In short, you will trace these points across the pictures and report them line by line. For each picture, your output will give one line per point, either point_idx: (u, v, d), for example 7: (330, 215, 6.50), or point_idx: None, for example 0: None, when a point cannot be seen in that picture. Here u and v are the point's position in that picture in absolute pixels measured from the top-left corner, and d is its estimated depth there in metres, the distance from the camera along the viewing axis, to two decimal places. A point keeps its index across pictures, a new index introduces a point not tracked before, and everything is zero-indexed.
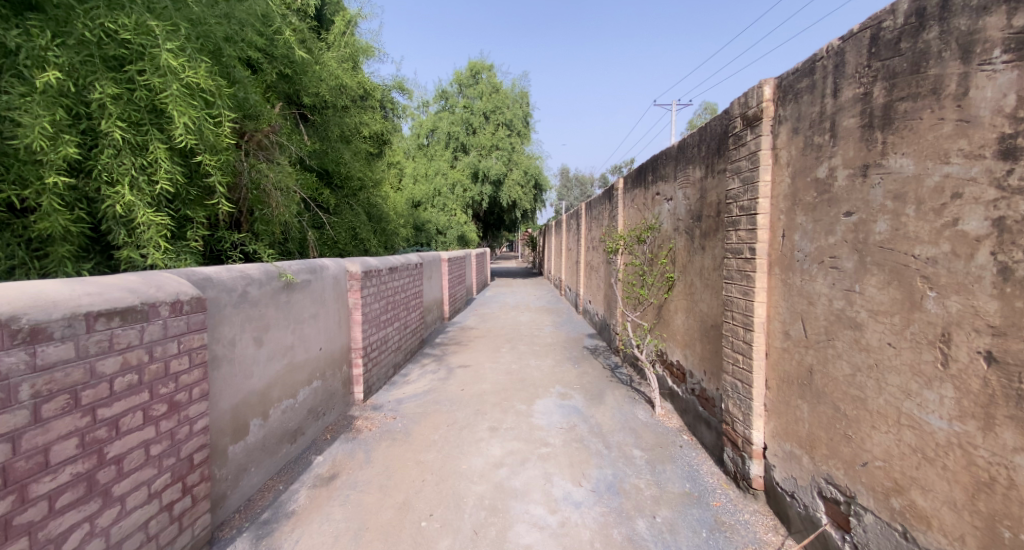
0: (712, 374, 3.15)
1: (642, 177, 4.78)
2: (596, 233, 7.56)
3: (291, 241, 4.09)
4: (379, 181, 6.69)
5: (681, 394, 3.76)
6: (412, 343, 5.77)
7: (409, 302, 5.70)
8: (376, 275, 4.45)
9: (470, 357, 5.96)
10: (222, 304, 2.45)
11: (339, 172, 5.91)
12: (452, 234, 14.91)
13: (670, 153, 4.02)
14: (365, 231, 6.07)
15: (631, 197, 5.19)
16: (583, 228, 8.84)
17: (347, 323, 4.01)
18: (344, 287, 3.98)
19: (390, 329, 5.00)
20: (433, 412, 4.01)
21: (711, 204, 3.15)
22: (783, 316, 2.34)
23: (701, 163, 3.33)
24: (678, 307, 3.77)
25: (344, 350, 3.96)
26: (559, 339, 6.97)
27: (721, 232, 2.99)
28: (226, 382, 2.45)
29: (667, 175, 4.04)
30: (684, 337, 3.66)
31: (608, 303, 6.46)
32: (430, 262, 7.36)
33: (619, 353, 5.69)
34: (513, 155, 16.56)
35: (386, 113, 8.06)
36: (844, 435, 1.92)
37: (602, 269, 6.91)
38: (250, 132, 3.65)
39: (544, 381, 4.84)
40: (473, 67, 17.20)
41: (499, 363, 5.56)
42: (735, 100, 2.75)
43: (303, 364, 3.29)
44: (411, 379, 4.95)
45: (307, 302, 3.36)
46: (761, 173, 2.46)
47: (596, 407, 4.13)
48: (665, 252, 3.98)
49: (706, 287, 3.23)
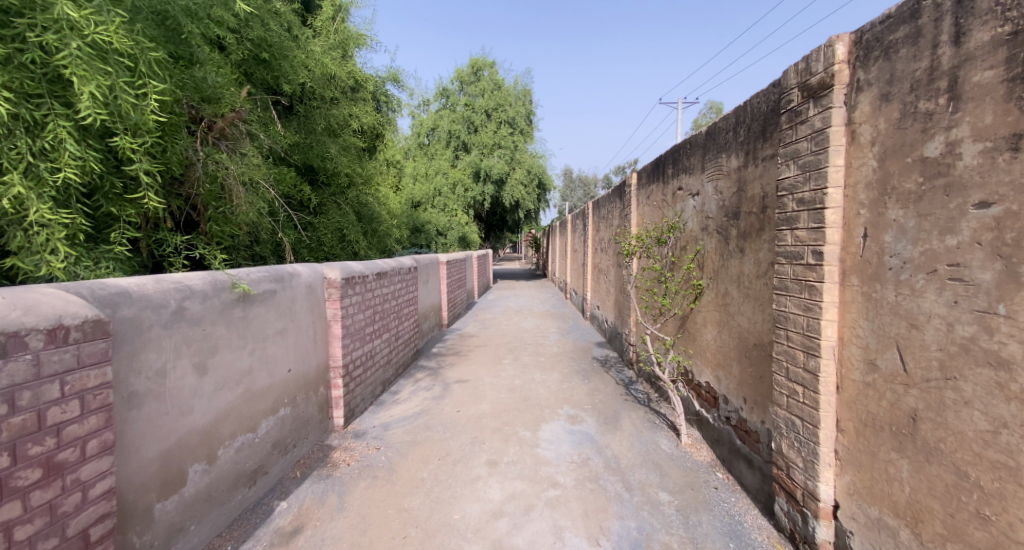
0: (757, 404, 2.60)
1: (661, 170, 4.24)
2: (605, 233, 7.02)
3: (261, 244, 3.59)
4: (370, 179, 6.18)
5: (712, 422, 3.21)
6: (404, 356, 5.24)
7: (401, 310, 5.17)
8: (359, 282, 3.93)
9: (468, 370, 5.43)
10: (144, 327, 1.91)
11: (325, 168, 5.38)
12: (452, 236, 14.39)
13: (695, 141, 3.48)
14: (353, 233, 5.57)
15: (647, 194, 4.65)
16: (591, 229, 8.30)
17: (324, 337, 3.49)
18: (320, 297, 3.46)
19: (379, 342, 4.47)
20: (423, 440, 3.48)
21: (754, 198, 2.62)
22: (866, 342, 1.80)
23: (739, 150, 2.80)
24: (708, 320, 3.23)
25: (320, 369, 3.43)
26: (565, 349, 6.42)
27: (769, 232, 2.45)
28: (151, 423, 1.93)
29: (693, 166, 3.50)
30: (716, 356, 3.12)
31: (619, 310, 5.90)
32: (427, 266, 6.84)
33: (632, 366, 5.14)
34: (516, 154, 16.02)
35: (380, 107, 7.55)
36: (978, 513, 1.39)
37: (613, 273, 6.36)
38: (210, 119, 3.15)
39: (551, 400, 4.31)
40: (473, 64, 16.72)
41: (500, 378, 5.03)
42: (790, 68, 2.22)
43: (265, 390, 2.76)
44: (402, 398, 4.41)
45: (271, 316, 2.83)
46: (832, 156, 1.93)
47: (611, 434, 3.58)
48: (691, 255, 3.44)
49: (746, 298, 2.68)
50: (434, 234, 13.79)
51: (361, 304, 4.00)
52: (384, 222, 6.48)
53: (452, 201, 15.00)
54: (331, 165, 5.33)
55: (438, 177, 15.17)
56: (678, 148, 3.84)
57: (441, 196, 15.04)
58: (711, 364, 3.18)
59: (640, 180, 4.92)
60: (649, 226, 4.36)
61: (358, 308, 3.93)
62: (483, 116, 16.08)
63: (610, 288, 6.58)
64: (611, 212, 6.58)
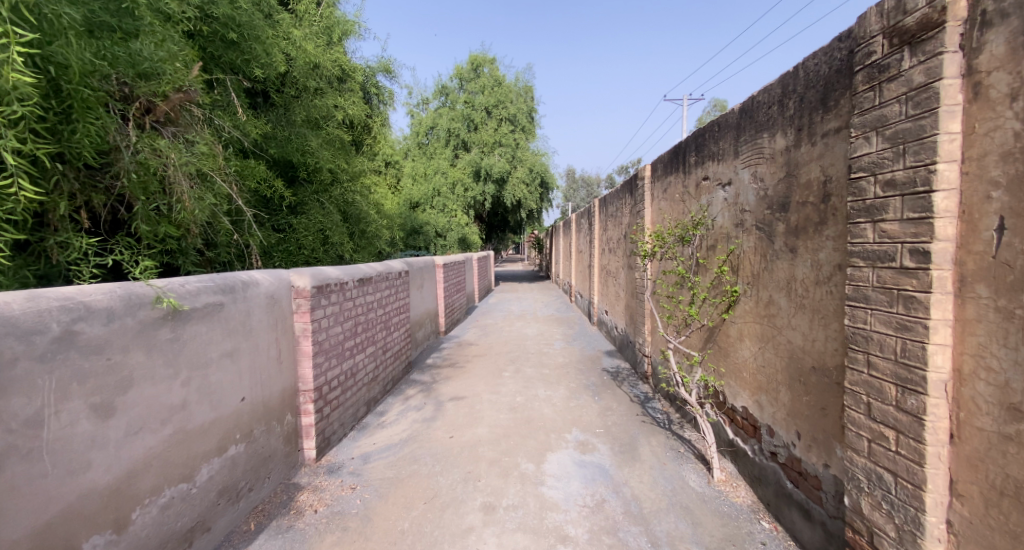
0: (817, 442, 2.07)
1: (681, 159, 3.71)
2: (614, 233, 6.48)
3: (218, 247, 3.08)
4: (357, 175, 5.67)
5: (752, 456, 2.68)
6: (394, 371, 4.72)
7: (390, 319, 4.66)
8: (337, 290, 3.41)
9: (466, 384, 4.91)
10: (3, 361, 1.41)
11: (306, 165, 4.88)
12: (453, 238, 13.82)
13: (725, 121, 2.96)
14: (337, 234, 5.08)
15: (664, 188, 4.12)
16: (597, 228, 7.77)
17: (290, 356, 2.97)
18: (286, 309, 2.94)
19: (363, 357, 3.96)
20: (408, 476, 2.96)
21: (809, 184, 2.09)
22: (1006, 379, 1.32)
23: (787, 126, 2.28)
24: (746, 333, 2.70)
25: (286, 393, 2.91)
26: (572, 358, 5.89)
27: (835, 227, 1.93)
28: (12, 493, 1.42)
29: (723, 152, 2.98)
30: (757, 377, 2.60)
31: (631, 317, 5.36)
32: (422, 269, 6.33)
33: (648, 380, 4.60)
34: (518, 152, 15.50)
35: (373, 100, 7.04)
36: None
37: (623, 275, 5.82)
38: (147, 99, 2.65)
39: (557, 422, 3.78)
40: (473, 61, 16.22)
41: (500, 395, 4.50)
42: (870, 10, 1.70)
43: (209, 426, 2.25)
44: (388, 420, 3.89)
45: (215, 335, 2.32)
46: (944, 120, 1.44)
47: (629, 467, 3.05)
48: (722, 256, 2.91)
49: (800, 309, 2.16)
50: (433, 236, 13.29)
51: (340, 314, 3.47)
52: (374, 221, 5.99)
53: (452, 202, 14.53)
54: (312, 160, 4.84)
55: (437, 177, 14.68)
56: (702, 133, 3.32)
57: (441, 197, 14.56)
58: (751, 387, 2.66)
59: (656, 172, 4.39)
60: (668, 223, 3.83)
61: (336, 320, 3.41)
62: (484, 114, 15.57)
63: (620, 291, 6.05)
64: (620, 209, 6.06)
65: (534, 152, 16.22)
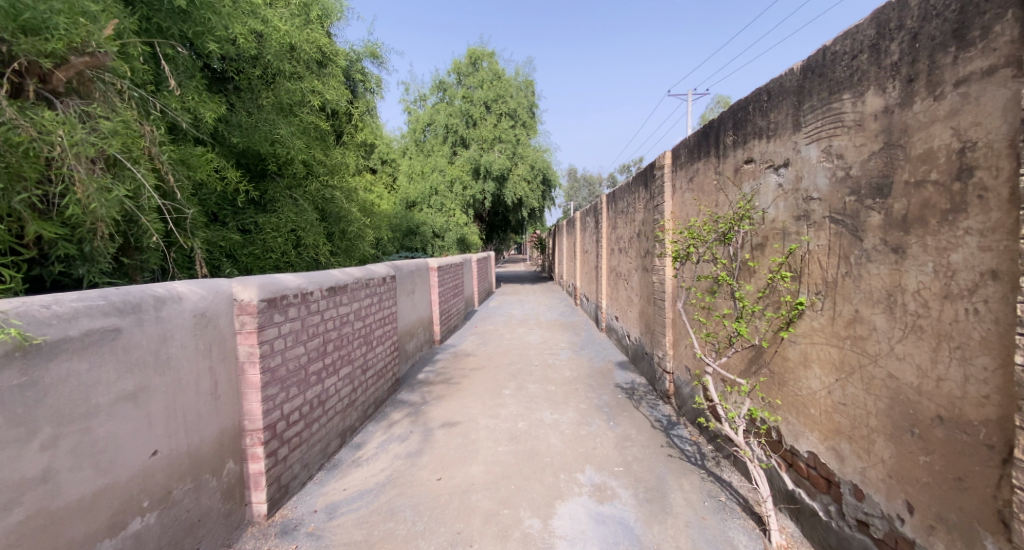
0: (949, 526, 1.45)
1: (714, 140, 3.07)
2: (625, 231, 5.85)
3: (146, 253, 2.50)
4: (336, 167, 5.06)
5: (823, 519, 2.05)
6: (378, 391, 4.10)
7: (373, 331, 4.03)
8: (297, 302, 2.79)
9: (460, 404, 4.29)
10: None
11: (275, 157, 4.28)
12: (451, 238, 12.98)
13: (780, 86, 2.33)
14: (310, 234, 4.48)
15: (691, 176, 3.49)
16: (604, 226, 7.12)
17: (230, 387, 2.34)
18: (225, 329, 2.32)
19: (337, 380, 3.34)
20: (381, 540, 2.34)
21: (931, 155, 1.47)
22: None
23: (889, 77, 1.65)
24: (816, 357, 2.07)
25: (224, 435, 2.28)
26: (581, 372, 5.25)
27: (987, 214, 1.31)
28: None
29: (778, 125, 2.35)
30: (835, 417, 1.97)
31: (648, 326, 4.72)
32: (413, 273, 5.71)
33: (671, 401, 3.97)
34: (518, 148, 14.86)
35: (361, 89, 6.41)
36: None
37: (637, 277, 5.19)
38: (36, 63, 2.06)
39: (567, 457, 3.15)
40: (472, 54, 15.61)
41: (500, 420, 3.87)
42: None
43: (91, 500, 1.64)
44: (365, 456, 3.26)
45: (104, 372, 1.70)
46: None
47: (660, 524, 2.41)
48: (778, 258, 2.29)
49: (916, 333, 1.54)
50: (430, 237, 12.65)
51: (302, 332, 2.85)
52: (358, 220, 5.38)
53: (450, 200, 13.84)
54: (283, 152, 4.24)
55: (434, 174, 14.03)
56: (744, 104, 2.68)
57: (438, 195, 13.89)
58: (825, 429, 2.03)
59: (679, 158, 3.75)
60: (698, 217, 3.19)
61: (297, 339, 2.80)
62: (483, 109, 14.94)
63: (632, 295, 5.41)
64: (632, 205, 5.42)
65: (535, 148, 15.57)
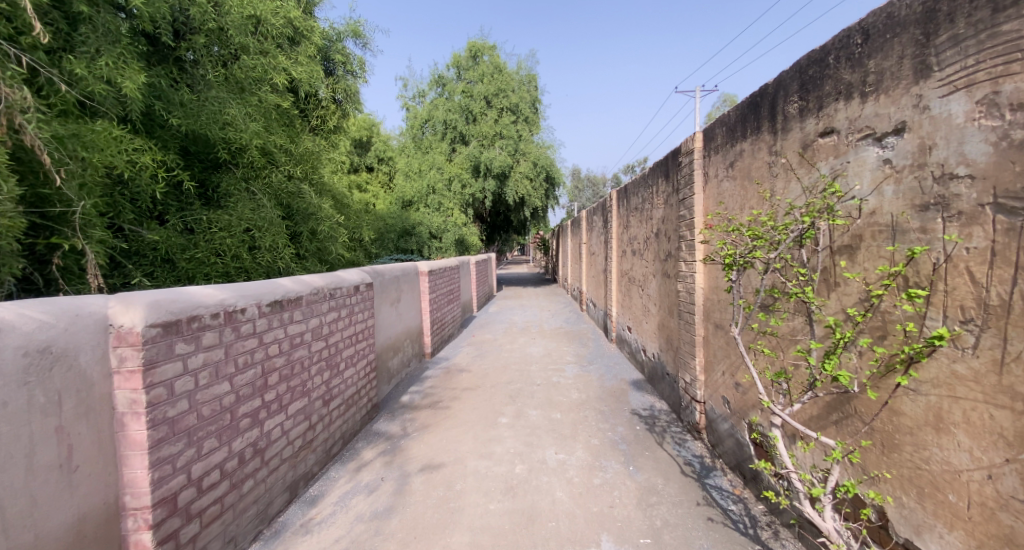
0: None
1: (768, 112, 2.35)
2: (639, 230, 5.13)
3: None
4: (306, 156, 4.35)
5: None
6: (347, 424, 3.38)
7: (342, 351, 3.34)
8: (217, 325, 2.10)
9: (448, 436, 3.58)
10: None
11: (227, 143, 3.60)
12: (450, 238, 12.18)
13: (888, 19, 1.63)
14: (269, 235, 3.78)
15: (733, 161, 2.76)
16: (615, 226, 6.39)
17: (99, 450, 1.63)
18: (90, 370, 1.62)
19: (288, 420, 2.64)
20: None
21: None
22: None
23: None
24: (966, 419, 1.36)
25: (86, 523, 1.58)
26: (590, 393, 4.53)
27: None
28: None
29: (887, 75, 1.63)
30: (1006, 518, 1.26)
31: (671, 343, 3.98)
32: (398, 279, 4.99)
33: (705, 438, 3.24)
34: (520, 145, 14.12)
35: (353, 74, 5.68)
36: None
37: (655, 284, 4.47)
38: None
39: (577, 523, 2.43)
40: (472, 48, 14.94)
41: (493, 461, 3.15)
42: None
43: None
44: (319, 517, 2.54)
45: None
46: None
47: None
48: (889, 278, 1.54)
49: None
50: (427, 237, 11.99)
51: (226, 363, 2.15)
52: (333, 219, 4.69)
53: (449, 200, 12.92)
54: (236, 137, 3.55)
55: (432, 173, 13.06)
56: (820, 57, 1.96)
57: (436, 194, 12.97)
58: (988, 533, 1.30)
59: (714, 141, 3.03)
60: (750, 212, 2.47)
61: (217, 373, 2.09)
62: (483, 104, 14.23)
63: (650, 305, 4.67)
64: (649, 201, 4.70)
65: (538, 145, 14.85)
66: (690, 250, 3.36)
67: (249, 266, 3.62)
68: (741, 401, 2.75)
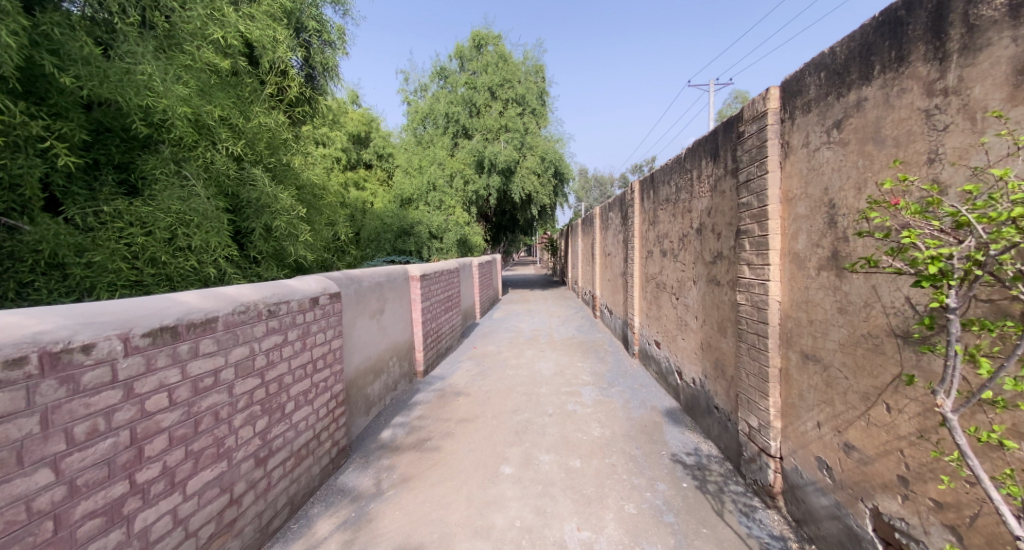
0: None
1: (925, 29, 1.55)
2: (672, 226, 4.24)
3: None
4: (263, 133, 3.39)
5: None
6: (297, 484, 2.52)
7: (289, 387, 2.48)
8: (22, 380, 1.26)
9: (435, 496, 2.72)
10: None
11: (148, 112, 2.71)
12: (451, 238, 11.26)
13: None
14: (204, 233, 2.83)
15: (844, 118, 1.90)
16: (637, 222, 5.50)
17: None
18: None
19: (188, 504, 1.78)
20: None
21: None
22: None
23: None
24: None
25: None
26: (616, 428, 3.64)
27: None
28: None
29: None
30: None
31: (723, 370, 3.09)
32: (380, 286, 4.11)
33: (786, 510, 2.35)
34: (528, 138, 13.21)
35: (335, 44, 4.73)
36: None
37: (697, 292, 3.58)
38: None
39: None
40: (476, 36, 14.09)
41: (493, 543, 2.28)
42: None
43: None
44: None
45: None
46: None
47: None
48: None
49: None
50: (426, 238, 11.02)
51: (45, 437, 1.32)
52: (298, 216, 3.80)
53: (451, 198, 11.95)
54: (160, 105, 2.66)
55: (432, 168, 11.95)
56: None
57: (437, 191, 11.84)
58: None
59: (804, 95, 2.16)
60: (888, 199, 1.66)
61: (20, 457, 1.27)
62: (487, 96, 13.36)
63: (688, 317, 3.79)
64: (687, 190, 3.82)
65: (546, 138, 13.95)
66: (759, 249, 2.48)
67: (174, 273, 2.73)
68: (856, 471, 1.87)
